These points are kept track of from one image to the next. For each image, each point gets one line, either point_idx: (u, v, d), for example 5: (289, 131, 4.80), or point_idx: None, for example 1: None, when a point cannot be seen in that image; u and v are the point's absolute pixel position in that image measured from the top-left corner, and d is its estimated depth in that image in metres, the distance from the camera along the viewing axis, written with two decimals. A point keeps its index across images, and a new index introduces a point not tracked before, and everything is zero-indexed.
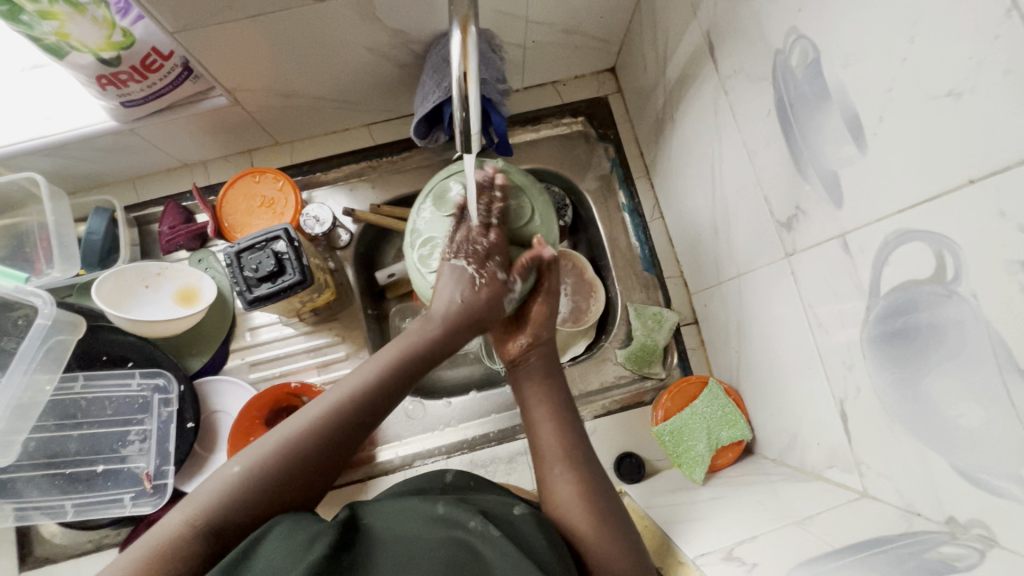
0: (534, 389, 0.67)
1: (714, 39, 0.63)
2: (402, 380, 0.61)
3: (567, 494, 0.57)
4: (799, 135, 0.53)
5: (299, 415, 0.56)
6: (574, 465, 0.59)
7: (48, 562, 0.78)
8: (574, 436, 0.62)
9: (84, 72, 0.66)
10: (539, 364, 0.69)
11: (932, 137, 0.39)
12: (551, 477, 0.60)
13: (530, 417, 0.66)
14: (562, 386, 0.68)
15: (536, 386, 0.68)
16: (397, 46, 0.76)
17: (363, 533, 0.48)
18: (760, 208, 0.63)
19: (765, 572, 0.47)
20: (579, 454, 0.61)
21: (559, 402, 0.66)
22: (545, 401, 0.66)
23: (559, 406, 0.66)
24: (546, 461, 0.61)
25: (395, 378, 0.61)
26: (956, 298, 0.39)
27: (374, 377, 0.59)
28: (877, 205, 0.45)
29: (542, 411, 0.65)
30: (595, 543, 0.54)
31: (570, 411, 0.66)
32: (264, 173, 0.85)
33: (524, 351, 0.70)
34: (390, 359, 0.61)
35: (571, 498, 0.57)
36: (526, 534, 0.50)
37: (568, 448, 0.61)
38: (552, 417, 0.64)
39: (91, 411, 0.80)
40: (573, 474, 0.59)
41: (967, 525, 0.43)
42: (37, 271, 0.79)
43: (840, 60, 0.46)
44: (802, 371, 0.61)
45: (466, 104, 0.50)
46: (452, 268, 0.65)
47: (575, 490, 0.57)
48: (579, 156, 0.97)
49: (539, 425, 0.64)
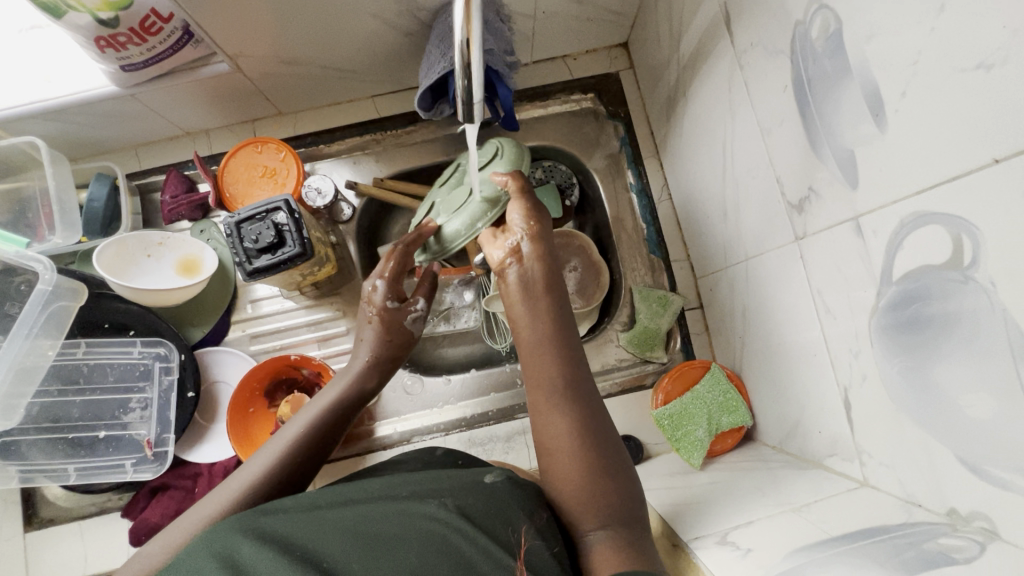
0: (531, 310, 0.61)
1: (731, 11, 0.60)
2: (328, 439, 0.61)
3: (560, 433, 0.54)
4: (816, 113, 0.50)
5: (233, 478, 0.55)
6: (569, 400, 0.55)
7: (51, 523, 0.80)
8: (574, 367, 0.58)
9: (82, 33, 0.63)
10: (530, 283, 0.63)
11: (957, 111, 0.37)
12: (548, 413, 0.55)
13: (525, 338, 0.61)
14: (566, 315, 0.62)
15: (532, 306, 0.61)
16: (402, 14, 0.73)
17: (322, 515, 0.45)
18: (771, 189, 0.61)
19: (758, 558, 0.47)
20: (577, 389, 0.56)
21: (557, 326, 0.60)
22: (542, 326, 0.60)
23: (558, 333, 0.60)
24: (543, 392, 0.56)
25: (319, 438, 0.60)
26: (972, 285, 0.38)
27: (298, 436, 0.59)
28: (895, 184, 0.43)
29: (538, 335, 0.60)
30: (583, 486, 0.51)
31: (569, 336, 0.60)
32: (267, 143, 0.84)
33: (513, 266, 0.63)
34: (310, 418, 0.61)
35: (564, 436, 0.53)
36: (499, 501, 0.47)
37: (567, 378, 0.57)
38: (551, 345, 0.59)
39: (94, 378, 0.81)
40: (569, 411, 0.55)
41: (969, 517, 0.42)
42: (39, 236, 0.79)
43: (863, 33, 0.43)
44: (807, 357, 0.59)
45: (468, 71, 0.51)
46: (369, 294, 0.70)
47: (568, 427, 0.54)
48: (588, 133, 0.95)
49: (536, 352, 0.59)
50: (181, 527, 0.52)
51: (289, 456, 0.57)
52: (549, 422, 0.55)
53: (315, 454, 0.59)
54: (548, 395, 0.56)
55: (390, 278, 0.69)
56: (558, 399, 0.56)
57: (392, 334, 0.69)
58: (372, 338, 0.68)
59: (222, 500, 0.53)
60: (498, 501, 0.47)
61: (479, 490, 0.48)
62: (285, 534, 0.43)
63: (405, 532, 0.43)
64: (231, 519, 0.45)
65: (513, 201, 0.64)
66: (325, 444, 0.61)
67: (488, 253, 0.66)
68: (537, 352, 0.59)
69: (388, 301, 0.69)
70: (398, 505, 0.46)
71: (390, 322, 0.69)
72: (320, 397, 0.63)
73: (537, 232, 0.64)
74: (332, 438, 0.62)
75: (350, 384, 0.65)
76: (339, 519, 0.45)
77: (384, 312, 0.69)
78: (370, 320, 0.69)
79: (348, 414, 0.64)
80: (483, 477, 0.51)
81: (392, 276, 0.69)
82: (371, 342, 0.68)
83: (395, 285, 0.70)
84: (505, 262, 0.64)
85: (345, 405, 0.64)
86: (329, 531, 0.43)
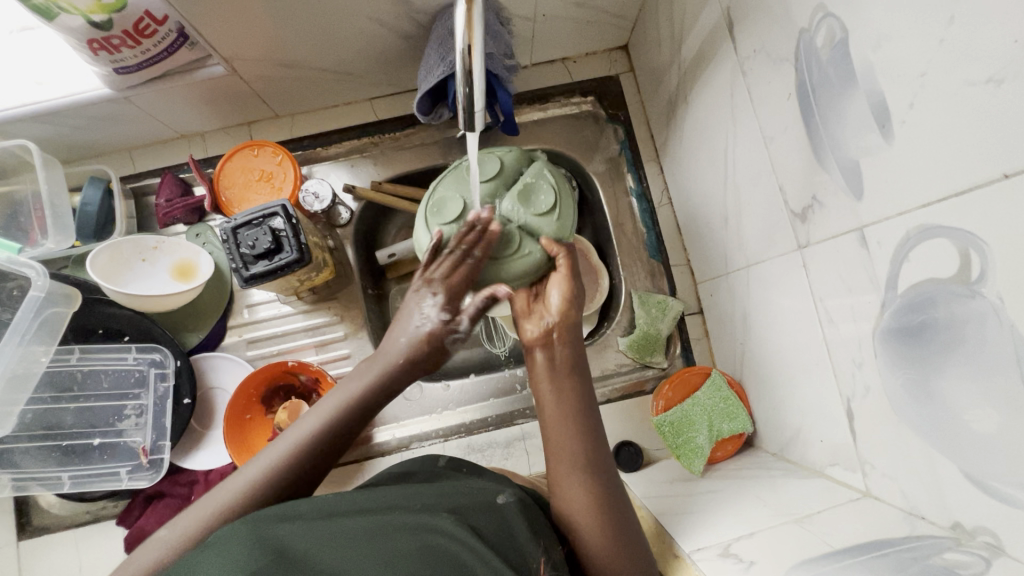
0: (555, 382, 0.58)
1: (734, 16, 0.60)
2: (344, 438, 0.58)
3: (583, 510, 0.53)
4: (820, 121, 0.50)
5: (241, 472, 0.53)
6: (592, 471, 0.54)
7: (45, 532, 0.79)
8: (594, 440, 0.56)
9: (75, 36, 0.62)
10: (559, 355, 0.60)
11: (965, 124, 0.36)
12: (569, 488, 0.54)
13: (546, 409, 0.58)
14: (585, 379, 0.60)
15: (557, 380, 0.58)
16: (401, 17, 0.72)
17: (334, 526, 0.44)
18: (774, 197, 0.60)
19: (761, 571, 0.46)
20: (597, 462, 0.55)
21: (583, 401, 0.58)
22: (567, 400, 0.57)
23: (581, 407, 0.57)
24: (564, 466, 0.55)
25: (336, 433, 0.57)
26: (980, 301, 0.37)
27: (312, 434, 0.56)
28: (902, 196, 0.42)
29: (561, 410, 0.57)
30: (607, 562, 0.51)
31: (591, 407, 0.58)
32: (263, 147, 0.83)
33: (543, 335, 0.60)
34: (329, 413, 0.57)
35: (586, 513, 0.52)
36: (510, 526, 0.48)
37: (589, 452, 0.55)
38: (574, 412, 0.57)
39: (87, 384, 0.80)
40: (592, 483, 0.54)
41: (973, 531, 0.41)
42: (31, 240, 0.78)
43: (869, 43, 0.43)
44: (808, 365, 0.59)
45: (469, 78, 0.50)
46: (417, 302, 0.65)
47: (591, 502, 0.53)
48: (588, 137, 0.94)
49: (556, 425, 0.57)
50: (183, 519, 0.51)
51: (302, 455, 0.55)
52: (571, 497, 0.53)
53: (331, 449, 0.57)
54: (570, 470, 0.54)
55: (446, 290, 0.65)
56: (581, 475, 0.54)
57: (432, 349, 0.63)
58: (412, 342, 0.63)
59: (228, 492, 0.52)
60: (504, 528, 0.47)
61: (491, 512, 0.48)
62: (297, 546, 0.42)
63: (411, 546, 0.43)
64: (243, 525, 0.44)
65: (557, 279, 0.64)
66: (342, 443, 0.58)
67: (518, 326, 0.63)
68: (557, 423, 0.57)
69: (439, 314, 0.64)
70: (411, 521, 0.45)
71: (432, 337, 0.63)
72: (343, 390, 0.59)
73: (570, 318, 0.62)
74: (350, 435, 0.58)
75: (375, 382, 0.60)
76: (351, 531, 0.44)
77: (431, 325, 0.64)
78: (417, 328, 0.64)
79: (367, 412, 0.60)
80: (495, 497, 0.50)
81: (450, 288, 0.64)
82: (408, 345, 0.62)
83: (449, 301, 0.64)
84: (540, 336, 0.60)
85: (367, 402, 0.59)
86: (340, 548, 0.43)
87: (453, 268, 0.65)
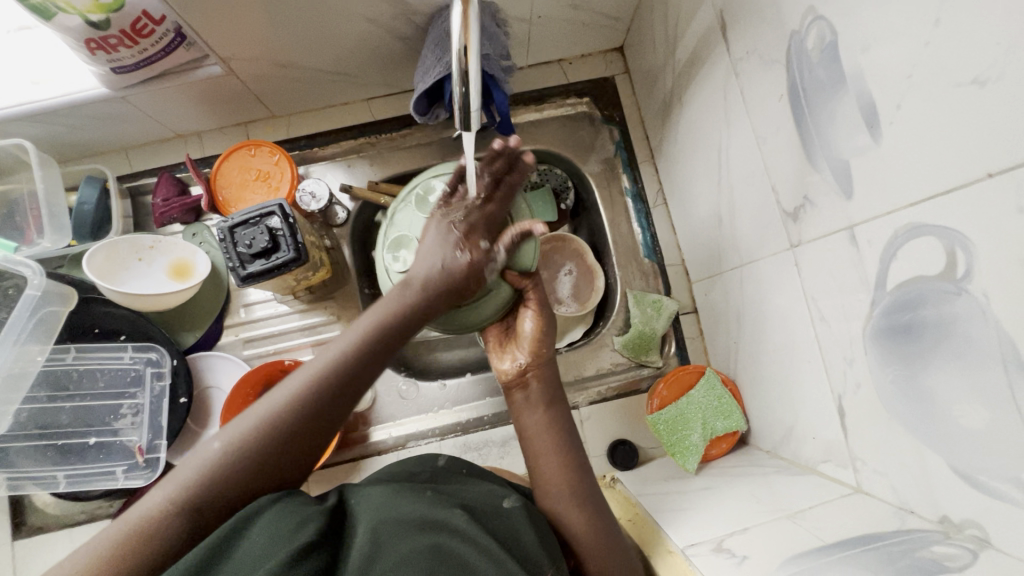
0: (537, 416, 0.62)
1: (727, 19, 0.61)
2: (326, 408, 0.52)
3: (577, 532, 0.54)
4: (811, 121, 0.51)
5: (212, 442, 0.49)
6: (579, 497, 0.56)
7: (40, 531, 0.79)
8: (578, 467, 0.59)
9: (73, 36, 0.62)
10: (539, 389, 0.64)
11: (951, 125, 0.37)
12: (562, 514, 0.55)
13: (529, 443, 0.61)
14: (564, 410, 0.63)
15: (540, 413, 0.62)
16: (398, 18, 0.73)
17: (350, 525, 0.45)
18: (767, 197, 0.61)
19: (754, 566, 0.47)
20: (584, 487, 0.57)
21: (564, 432, 0.61)
22: (550, 432, 0.61)
23: (563, 436, 0.61)
24: (553, 495, 0.57)
25: (315, 402, 0.51)
26: (966, 298, 0.38)
27: (286, 402, 0.50)
28: (890, 196, 0.43)
29: (545, 442, 0.60)
30: None
31: (573, 436, 0.62)
32: (260, 147, 0.84)
33: (523, 371, 0.65)
34: (309, 378, 0.52)
35: (580, 535, 0.54)
36: (514, 529, 0.48)
37: (576, 478, 0.58)
38: (555, 448, 0.60)
39: (83, 384, 0.80)
40: (582, 511, 0.55)
41: (960, 525, 0.42)
42: (27, 240, 0.78)
43: (858, 45, 0.44)
44: (801, 362, 0.60)
45: (466, 78, 0.51)
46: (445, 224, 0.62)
47: (583, 526, 0.54)
48: (584, 138, 0.94)
49: (540, 456, 0.60)
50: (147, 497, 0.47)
51: (277, 424, 0.50)
52: (564, 522, 0.55)
53: (310, 418, 0.51)
54: (560, 496, 0.56)
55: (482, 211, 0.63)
56: (571, 500, 0.56)
57: (467, 274, 0.60)
58: (446, 265, 0.60)
59: (197, 463, 0.48)
60: (507, 531, 0.47)
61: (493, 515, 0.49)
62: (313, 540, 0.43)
63: (414, 542, 0.43)
64: (263, 517, 0.44)
65: (527, 309, 0.67)
66: (325, 413, 0.52)
67: (498, 364, 0.67)
68: (543, 454, 0.60)
69: (478, 239, 0.62)
70: (423, 516, 0.45)
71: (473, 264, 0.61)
72: (327, 348, 0.54)
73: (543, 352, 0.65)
74: (333, 405, 0.52)
75: (362, 340, 0.55)
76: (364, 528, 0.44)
77: (473, 250, 0.61)
78: (456, 250, 0.60)
79: (350, 379, 0.53)
80: (501, 502, 0.51)
81: (485, 210, 0.63)
82: (432, 279, 0.59)
83: (483, 224, 0.63)
84: (521, 374, 0.65)
85: (350, 365, 0.53)
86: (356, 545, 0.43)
87: (473, 202, 0.64)
